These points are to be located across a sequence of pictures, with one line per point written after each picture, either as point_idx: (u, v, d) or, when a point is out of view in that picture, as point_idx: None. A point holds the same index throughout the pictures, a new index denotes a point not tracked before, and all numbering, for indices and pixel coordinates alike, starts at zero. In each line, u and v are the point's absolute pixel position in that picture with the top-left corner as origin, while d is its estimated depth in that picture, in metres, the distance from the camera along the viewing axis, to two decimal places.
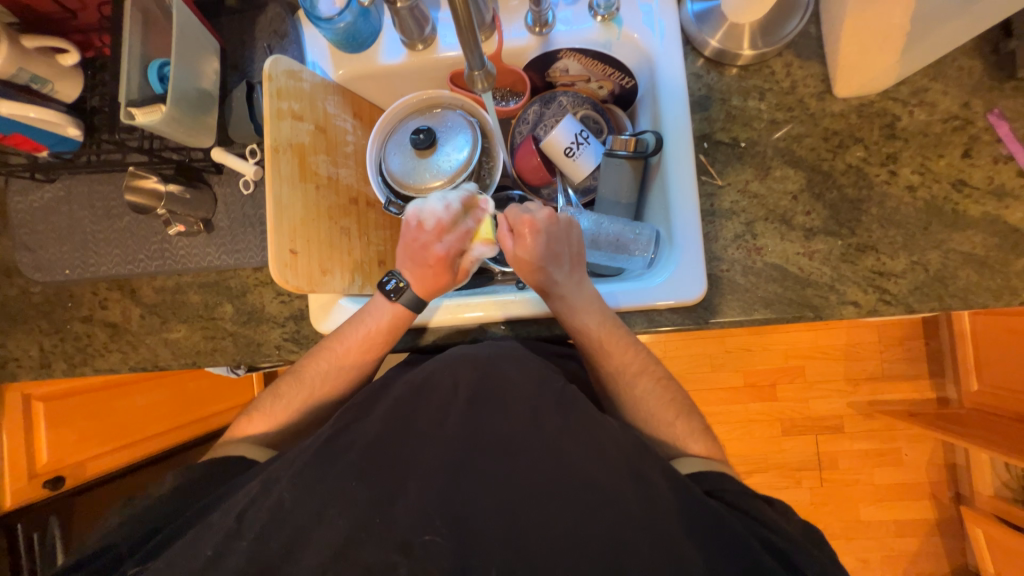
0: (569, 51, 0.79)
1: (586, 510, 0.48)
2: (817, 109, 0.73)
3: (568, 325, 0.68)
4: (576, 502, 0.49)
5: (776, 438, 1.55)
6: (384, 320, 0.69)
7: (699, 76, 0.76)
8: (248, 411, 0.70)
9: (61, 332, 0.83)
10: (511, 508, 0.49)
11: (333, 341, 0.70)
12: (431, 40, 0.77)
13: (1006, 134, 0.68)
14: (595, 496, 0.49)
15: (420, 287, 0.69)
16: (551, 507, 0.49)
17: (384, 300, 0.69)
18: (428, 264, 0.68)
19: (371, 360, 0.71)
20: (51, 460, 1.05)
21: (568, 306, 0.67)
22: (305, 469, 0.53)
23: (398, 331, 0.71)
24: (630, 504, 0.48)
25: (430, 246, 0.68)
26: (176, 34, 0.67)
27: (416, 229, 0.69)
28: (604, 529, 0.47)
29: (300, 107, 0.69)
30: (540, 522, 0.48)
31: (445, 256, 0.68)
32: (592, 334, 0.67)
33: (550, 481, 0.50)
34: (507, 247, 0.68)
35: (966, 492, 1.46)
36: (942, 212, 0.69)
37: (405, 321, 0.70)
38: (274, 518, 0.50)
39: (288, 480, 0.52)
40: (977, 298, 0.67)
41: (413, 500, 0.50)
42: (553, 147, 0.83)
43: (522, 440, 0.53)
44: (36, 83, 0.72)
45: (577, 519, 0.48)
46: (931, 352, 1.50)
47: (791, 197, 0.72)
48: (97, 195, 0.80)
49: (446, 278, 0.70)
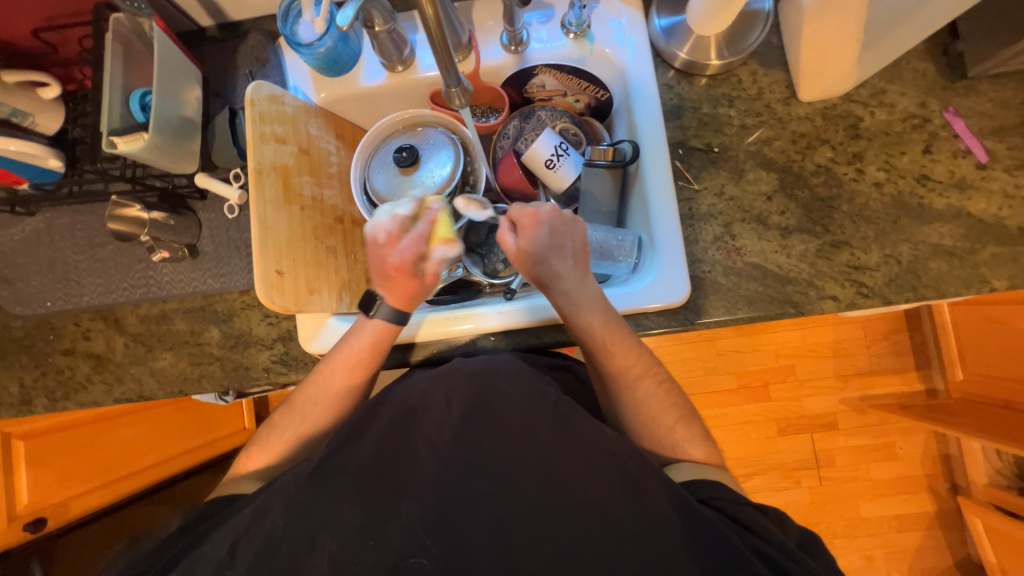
0: (545, 67, 0.82)
1: (579, 525, 0.49)
2: (784, 113, 0.76)
3: (574, 324, 0.66)
4: (568, 517, 0.49)
5: (772, 438, 1.55)
6: (366, 337, 0.68)
7: (671, 86, 0.79)
8: (248, 446, 0.69)
9: (42, 366, 0.81)
10: (504, 525, 0.49)
11: (322, 365, 0.70)
12: (410, 61, 0.80)
13: (961, 130, 0.71)
14: (587, 511, 0.50)
15: (395, 300, 0.67)
16: (543, 523, 0.49)
17: (365, 318, 0.69)
18: (392, 277, 0.65)
19: (360, 379, 0.69)
20: (30, 502, 1.01)
21: (574, 303, 0.66)
22: (296, 494, 0.51)
23: (384, 347, 0.70)
24: (623, 517, 0.49)
25: (387, 258, 0.64)
26: (158, 64, 0.67)
27: (374, 244, 0.65)
28: (595, 543, 0.48)
29: (283, 130, 0.71)
30: (532, 538, 0.49)
31: (402, 266, 0.64)
32: (597, 332, 0.65)
33: (543, 496, 0.51)
34: (511, 242, 0.67)
35: (961, 482, 1.47)
36: (909, 206, 0.71)
37: (390, 336, 0.69)
38: (268, 545, 0.49)
39: (280, 506, 0.51)
40: (948, 287, 0.69)
41: (407, 520, 0.49)
42: (534, 160, 0.85)
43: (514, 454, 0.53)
44: (17, 117, 0.73)
45: (570, 533, 0.48)
46: (916, 344, 1.53)
47: (766, 198, 0.74)
48: (79, 225, 0.80)
49: (412, 285, 0.66)
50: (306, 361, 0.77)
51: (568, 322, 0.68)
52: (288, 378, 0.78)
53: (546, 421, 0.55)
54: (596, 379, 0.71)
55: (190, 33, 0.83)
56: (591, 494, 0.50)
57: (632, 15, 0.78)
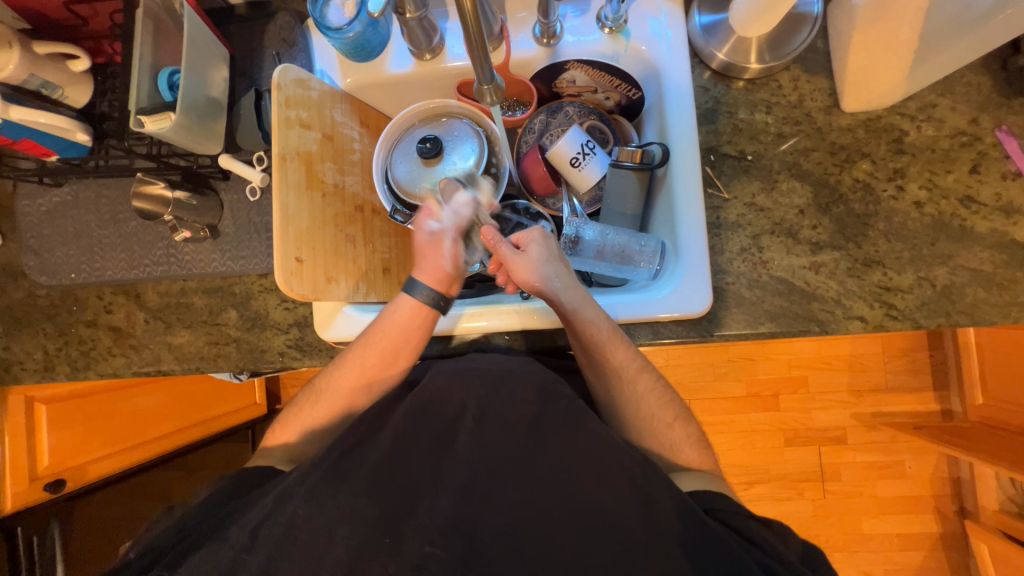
0: (578, 62, 0.79)
1: (592, 535, 0.48)
2: (824, 123, 0.72)
3: (575, 321, 0.64)
4: (582, 527, 0.48)
5: (778, 448, 1.54)
6: (404, 321, 0.67)
7: (706, 88, 0.76)
8: (277, 421, 0.71)
9: (65, 336, 0.83)
10: (516, 530, 0.49)
11: (357, 346, 0.68)
12: (439, 50, 0.78)
13: (1014, 150, 0.68)
14: (600, 521, 0.48)
15: (428, 279, 0.68)
16: (553, 530, 0.49)
17: (404, 299, 0.68)
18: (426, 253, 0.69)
19: (396, 365, 0.68)
20: (51, 463, 1.03)
21: (576, 305, 0.64)
22: (316, 485, 0.52)
23: (422, 331, 0.68)
24: (637, 532, 0.47)
25: (440, 236, 0.69)
26: (187, 42, 0.67)
27: (426, 226, 0.70)
28: (608, 557, 0.46)
29: (308, 116, 0.70)
30: (543, 545, 0.48)
31: (436, 239, 0.69)
32: (600, 327, 0.64)
33: (556, 503, 0.50)
34: (506, 254, 0.66)
35: (971, 506, 1.44)
36: (949, 228, 0.68)
37: (428, 320, 0.68)
38: (287, 535, 0.49)
39: (301, 494, 0.52)
40: (984, 315, 0.67)
41: (424, 521, 0.49)
42: (559, 157, 0.83)
43: (523, 460, 0.53)
44: (47, 89, 0.73)
45: (574, 541, 0.48)
46: (935, 364, 1.50)
47: (798, 211, 0.71)
48: (104, 199, 0.81)
49: (445, 262, 0.68)
50: (321, 348, 0.78)
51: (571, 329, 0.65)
52: (302, 363, 0.79)
53: (559, 428, 0.55)
54: (603, 391, 0.67)
55: (218, 10, 0.82)
56: (605, 504, 0.49)
57: (672, 11, 0.75)
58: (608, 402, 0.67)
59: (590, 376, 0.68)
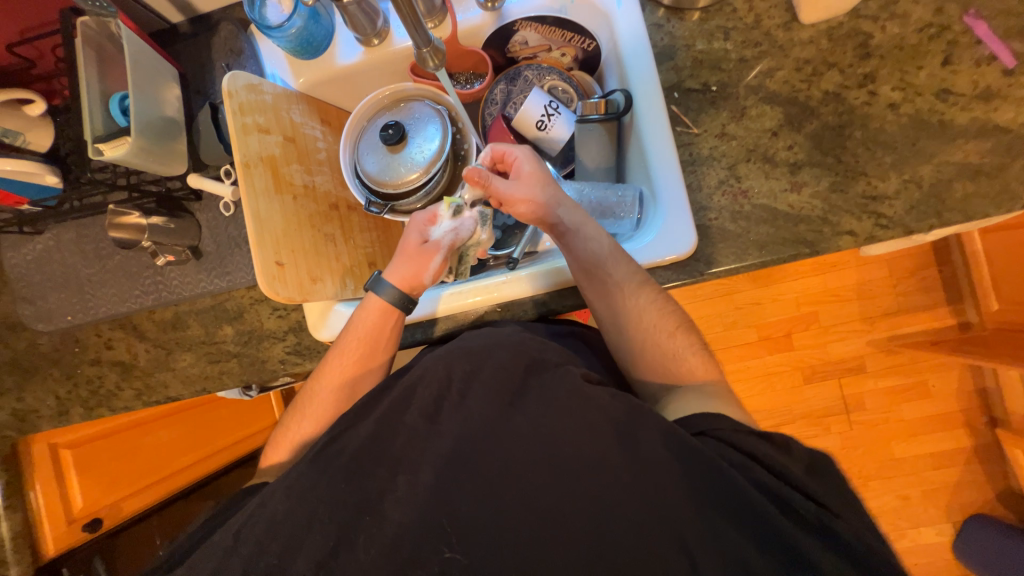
0: (526, 22, 0.78)
1: (575, 484, 0.48)
2: (785, 40, 0.71)
3: (580, 240, 0.66)
4: (566, 476, 0.49)
5: (798, 386, 1.53)
6: (372, 319, 0.68)
7: (660, 25, 0.74)
8: (270, 443, 0.71)
9: (73, 377, 0.84)
10: (506, 487, 0.49)
11: (331, 355, 0.69)
12: (385, 33, 0.77)
13: (984, 34, 0.66)
14: (583, 467, 0.49)
15: (400, 283, 0.68)
16: (538, 484, 0.49)
17: (370, 299, 0.69)
18: (407, 255, 0.69)
19: (370, 367, 0.68)
20: (86, 504, 1.06)
21: (577, 222, 0.67)
22: (297, 479, 0.54)
23: (389, 329, 0.69)
24: (623, 474, 0.48)
25: (436, 249, 0.69)
26: (131, 65, 0.66)
27: (421, 231, 0.70)
28: (593, 500, 0.48)
29: (265, 120, 0.70)
30: (526, 502, 0.48)
31: (420, 247, 0.69)
32: (602, 240, 0.66)
33: (538, 456, 0.50)
34: (501, 186, 0.66)
35: (1000, 415, 1.43)
36: (928, 125, 0.66)
37: (394, 316, 0.69)
38: (271, 528, 0.51)
39: (281, 494, 0.53)
40: (977, 208, 0.65)
41: (403, 493, 0.51)
42: (525, 122, 0.82)
43: (508, 423, 0.52)
44: (8, 137, 0.73)
45: (563, 493, 0.48)
46: (946, 277, 1.47)
47: (771, 134, 0.70)
48: (86, 238, 0.82)
49: (422, 272, 0.69)
50: (319, 349, 0.78)
51: (572, 244, 0.66)
52: (304, 367, 0.79)
53: (545, 389, 0.55)
54: (607, 316, 0.66)
55: (163, 30, 0.81)
56: (590, 450, 0.50)
57: None
58: (618, 336, 0.66)
59: (590, 297, 0.67)
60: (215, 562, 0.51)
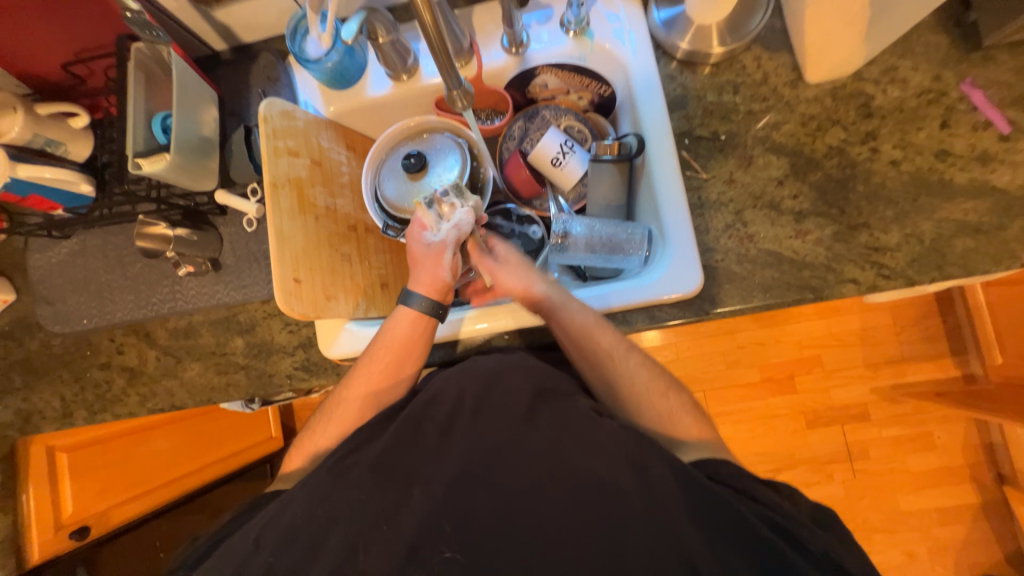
0: (547, 67, 0.83)
1: (591, 512, 0.49)
2: (791, 96, 0.75)
3: (557, 318, 0.66)
4: (578, 499, 0.49)
5: (800, 431, 1.51)
6: (405, 330, 0.68)
7: (673, 77, 0.78)
8: None
9: (81, 381, 0.85)
10: (519, 509, 0.50)
11: (360, 365, 0.68)
12: (414, 70, 0.82)
13: (980, 101, 0.69)
14: (601, 496, 0.49)
15: (428, 291, 0.69)
16: (552, 507, 0.50)
17: (405, 309, 0.69)
18: (422, 265, 0.69)
19: (397, 376, 0.67)
20: (76, 510, 1.05)
21: (555, 297, 0.67)
22: (307, 495, 0.54)
23: (421, 339, 0.69)
24: (640, 504, 0.48)
25: (441, 247, 0.68)
26: (177, 88, 0.70)
27: (422, 238, 0.70)
28: (607, 526, 0.48)
29: (295, 144, 0.73)
30: (540, 525, 0.49)
31: (426, 251, 0.69)
32: (579, 318, 0.66)
33: (554, 482, 0.51)
34: (489, 264, 0.71)
35: (1007, 471, 1.40)
36: (928, 183, 0.69)
37: (427, 327, 0.69)
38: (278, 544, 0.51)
39: (301, 498, 0.53)
40: (976, 264, 0.67)
41: (420, 512, 0.50)
42: (542, 157, 0.86)
43: (525, 446, 0.52)
44: (51, 147, 0.77)
45: (581, 518, 0.49)
46: (950, 329, 1.47)
47: (777, 183, 0.73)
48: (110, 245, 0.84)
49: (442, 273, 0.68)
50: (327, 366, 0.79)
51: (553, 320, 0.67)
52: (310, 383, 0.80)
53: (559, 414, 0.55)
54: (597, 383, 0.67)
55: (205, 57, 0.86)
56: (605, 475, 0.49)
57: (630, 9, 0.78)
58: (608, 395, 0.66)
59: (580, 366, 0.67)
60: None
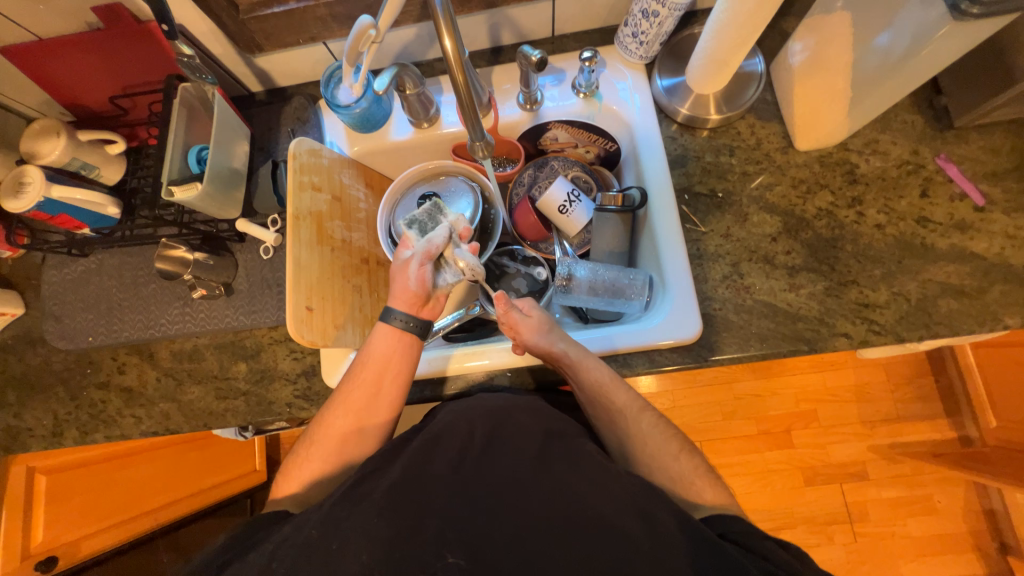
0: (558, 122, 0.90)
1: (601, 558, 0.47)
2: (783, 161, 0.81)
3: (579, 374, 0.68)
4: (587, 543, 0.48)
5: (798, 488, 1.48)
6: (390, 348, 0.69)
7: (674, 138, 0.85)
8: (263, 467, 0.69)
9: (76, 400, 0.85)
10: (523, 552, 0.48)
11: (345, 384, 0.68)
12: (435, 119, 0.88)
13: (955, 175, 0.75)
14: (613, 541, 0.47)
15: (400, 304, 0.70)
16: (562, 551, 0.48)
17: (385, 328, 0.70)
18: (397, 279, 0.72)
19: (381, 393, 0.68)
20: (45, 539, 0.99)
21: (576, 354, 0.69)
22: (304, 527, 0.53)
23: (405, 355, 0.69)
24: (648, 553, 0.47)
25: (413, 260, 0.71)
26: (217, 124, 0.76)
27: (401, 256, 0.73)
28: (619, 575, 0.46)
29: (319, 180, 0.78)
30: (544, 571, 0.47)
31: (401, 266, 0.72)
32: (599, 374, 0.68)
33: (563, 526, 0.49)
34: (515, 319, 0.71)
35: (1010, 541, 1.37)
36: (912, 246, 0.74)
37: (410, 344, 0.69)
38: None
39: (315, 521, 0.53)
40: (962, 325, 0.70)
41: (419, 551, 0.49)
42: (548, 205, 0.91)
43: (532, 486, 0.53)
44: (85, 170, 0.81)
45: (593, 566, 0.47)
46: (943, 389, 1.49)
47: (771, 239, 0.77)
48: (127, 266, 0.87)
49: (411, 284, 0.70)
50: (328, 395, 0.79)
51: (574, 375, 0.69)
52: (309, 413, 0.80)
53: (566, 457, 0.56)
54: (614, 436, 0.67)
55: (241, 97, 0.93)
56: (608, 519, 0.49)
57: (636, 76, 0.86)
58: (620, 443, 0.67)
59: (594, 420, 0.69)
60: None
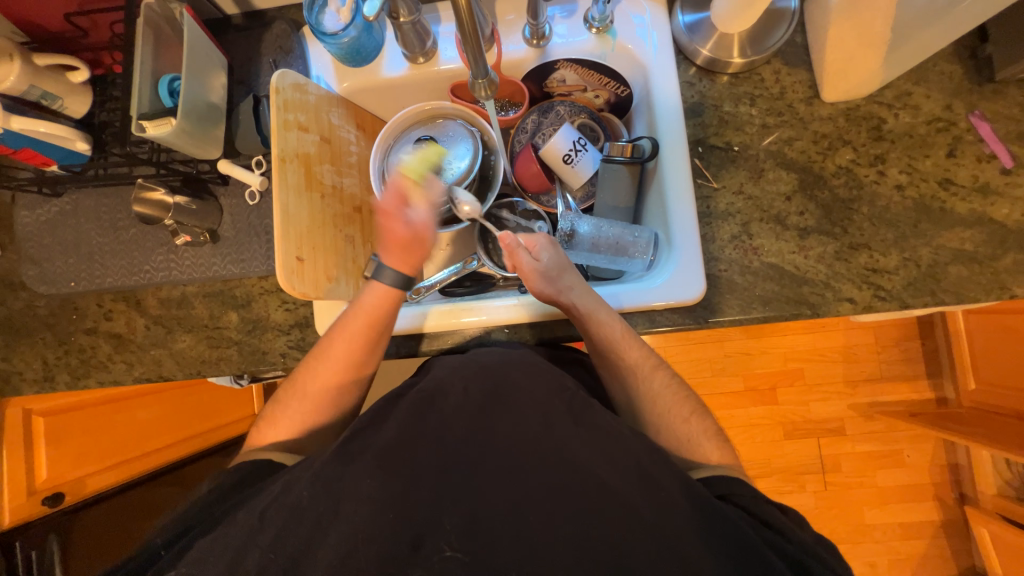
0: (566, 61, 0.82)
1: (594, 514, 0.49)
2: (806, 113, 0.75)
3: (589, 326, 0.67)
4: (581, 499, 0.50)
5: (778, 441, 1.55)
6: (375, 305, 0.67)
7: (692, 84, 0.78)
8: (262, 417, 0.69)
9: (65, 345, 0.83)
10: (517, 506, 0.50)
11: (329, 336, 0.68)
12: (432, 53, 0.80)
13: (987, 134, 0.71)
14: (605, 498, 0.49)
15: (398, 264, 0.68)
16: (555, 505, 0.50)
17: (371, 284, 0.68)
18: (396, 239, 0.67)
19: (365, 350, 0.68)
20: (51, 476, 1.02)
21: (587, 305, 0.67)
22: (301, 478, 0.53)
23: (390, 315, 0.68)
24: (642, 510, 0.48)
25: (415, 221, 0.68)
26: (188, 51, 0.68)
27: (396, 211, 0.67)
28: (609, 530, 0.48)
29: (306, 119, 0.71)
30: (540, 523, 0.49)
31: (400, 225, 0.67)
32: (610, 327, 0.67)
33: (558, 483, 0.50)
34: (524, 263, 0.69)
35: (969, 492, 1.46)
36: (930, 210, 0.71)
37: (395, 304, 0.68)
38: (270, 526, 0.50)
39: (306, 479, 0.53)
40: (968, 292, 0.69)
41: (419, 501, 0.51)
42: (552, 154, 0.85)
43: (529, 443, 0.53)
44: (47, 100, 0.74)
45: (585, 520, 0.49)
46: (928, 352, 1.52)
47: (785, 198, 0.74)
48: (104, 207, 0.82)
49: (415, 247, 0.68)
50: None
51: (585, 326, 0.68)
52: (303, 363, 0.79)
53: (562, 414, 0.55)
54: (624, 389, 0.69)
55: (215, 20, 0.83)
56: (604, 477, 0.50)
57: (655, 11, 0.78)
58: (624, 395, 0.69)
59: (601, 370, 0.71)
60: (209, 557, 0.50)
